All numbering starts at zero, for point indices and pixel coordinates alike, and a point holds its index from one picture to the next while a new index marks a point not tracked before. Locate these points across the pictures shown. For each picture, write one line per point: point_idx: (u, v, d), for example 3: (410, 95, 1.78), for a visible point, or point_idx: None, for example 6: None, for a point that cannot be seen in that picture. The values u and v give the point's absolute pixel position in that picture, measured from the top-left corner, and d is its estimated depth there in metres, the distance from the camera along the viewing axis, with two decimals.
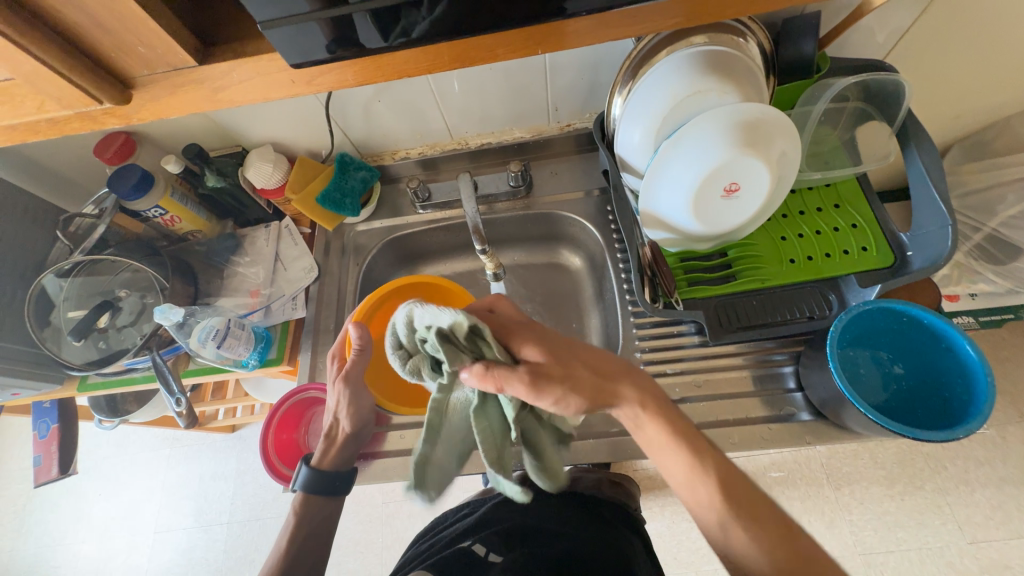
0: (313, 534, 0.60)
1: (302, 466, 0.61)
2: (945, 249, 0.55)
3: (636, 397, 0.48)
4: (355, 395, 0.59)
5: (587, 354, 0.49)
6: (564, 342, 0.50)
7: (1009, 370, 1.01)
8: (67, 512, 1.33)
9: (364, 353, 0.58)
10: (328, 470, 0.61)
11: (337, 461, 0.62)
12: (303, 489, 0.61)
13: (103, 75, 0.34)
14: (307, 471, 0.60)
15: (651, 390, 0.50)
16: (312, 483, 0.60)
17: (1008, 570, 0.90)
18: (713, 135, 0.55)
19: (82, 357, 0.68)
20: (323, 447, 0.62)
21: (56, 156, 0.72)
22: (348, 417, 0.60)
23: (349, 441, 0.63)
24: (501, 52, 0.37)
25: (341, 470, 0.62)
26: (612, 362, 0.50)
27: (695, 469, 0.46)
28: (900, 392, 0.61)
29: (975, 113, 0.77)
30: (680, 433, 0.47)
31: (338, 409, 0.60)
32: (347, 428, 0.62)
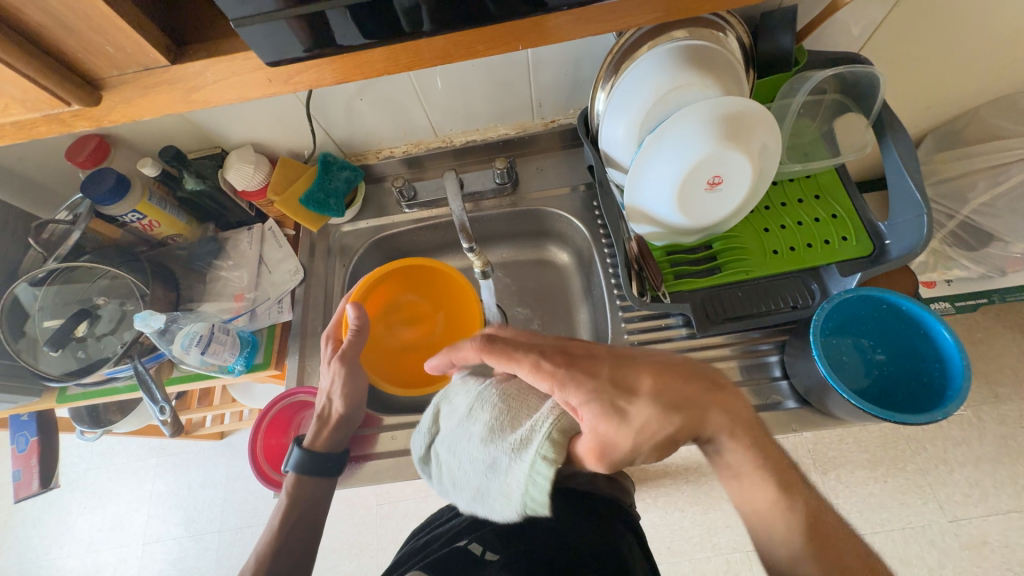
0: (304, 518, 0.60)
1: (293, 448, 0.62)
2: (921, 237, 0.57)
3: (723, 418, 0.46)
4: (351, 373, 0.63)
5: (665, 382, 0.47)
6: (637, 368, 0.48)
7: (983, 353, 1.05)
8: (51, 527, 1.29)
9: (361, 334, 0.64)
10: (319, 451, 0.62)
11: (329, 443, 0.62)
12: (294, 471, 0.61)
13: (69, 76, 0.33)
14: (297, 452, 0.60)
15: (741, 413, 0.47)
16: (302, 463, 0.60)
17: (986, 546, 0.93)
18: (696, 129, 0.55)
19: (60, 368, 0.65)
20: (315, 429, 0.63)
21: (26, 161, 0.70)
22: (340, 397, 0.62)
23: (340, 423, 0.63)
24: (482, 48, 0.36)
25: (333, 452, 0.62)
26: (692, 377, 0.48)
27: (780, 474, 0.46)
28: (882, 377, 0.63)
29: (947, 103, 0.79)
30: (758, 436, 0.47)
31: (333, 388, 0.63)
32: (339, 409, 0.63)
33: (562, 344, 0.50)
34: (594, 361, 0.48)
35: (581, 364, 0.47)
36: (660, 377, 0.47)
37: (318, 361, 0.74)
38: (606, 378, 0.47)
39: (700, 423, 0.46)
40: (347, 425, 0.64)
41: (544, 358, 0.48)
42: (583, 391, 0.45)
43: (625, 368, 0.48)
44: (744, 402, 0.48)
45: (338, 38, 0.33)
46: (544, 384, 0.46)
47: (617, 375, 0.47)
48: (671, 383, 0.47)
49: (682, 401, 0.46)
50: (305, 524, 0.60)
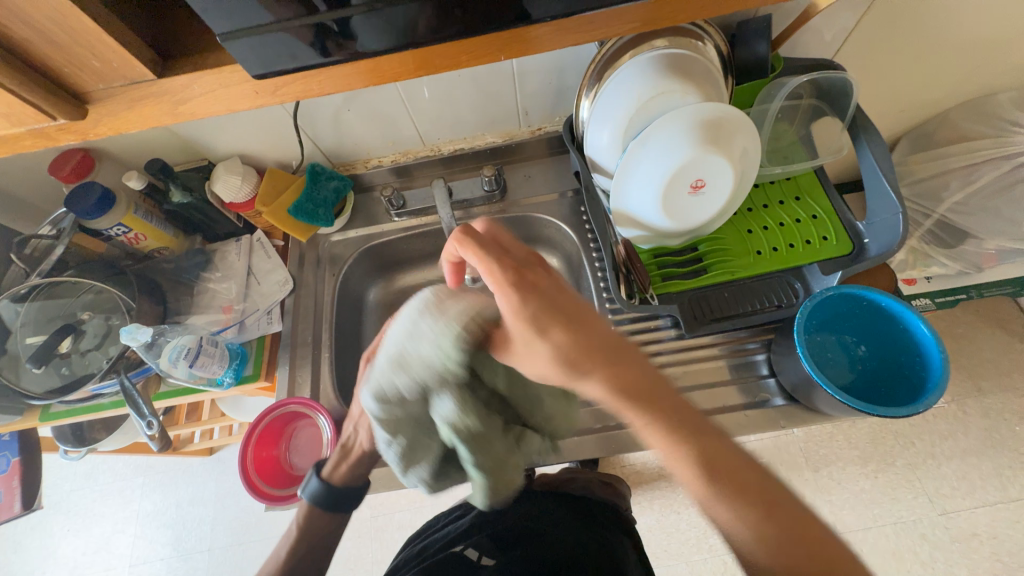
0: (314, 547, 0.57)
1: (312, 476, 0.59)
2: (897, 235, 0.59)
3: (604, 376, 0.41)
4: None
5: (580, 330, 0.43)
6: (566, 316, 0.43)
7: (965, 347, 1.08)
8: (32, 551, 1.26)
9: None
10: (338, 484, 0.58)
11: (350, 477, 0.60)
12: (309, 500, 0.58)
13: (55, 90, 0.33)
14: (315, 482, 0.58)
15: (638, 378, 0.41)
16: (319, 495, 0.58)
17: (976, 537, 0.95)
18: (678, 134, 0.56)
19: (43, 385, 0.64)
20: (336, 458, 0.60)
21: (8, 176, 0.69)
22: (365, 429, 0.58)
23: (364, 458, 0.60)
24: (465, 59, 0.37)
25: (353, 486, 0.59)
26: (598, 337, 0.42)
27: (665, 439, 0.38)
28: (866, 371, 0.64)
29: (918, 107, 0.82)
30: (658, 399, 0.40)
31: (362, 420, 0.61)
32: (366, 445, 0.60)
33: (528, 258, 0.46)
34: (546, 288, 0.44)
35: (533, 282, 0.44)
36: (576, 330, 0.43)
37: (308, 371, 0.73)
38: (538, 306, 0.43)
39: (581, 378, 0.41)
40: (371, 461, 0.61)
41: (506, 257, 0.45)
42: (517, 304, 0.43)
43: (561, 305, 0.43)
44: (661, 377, 0.42)
45: (325, 51, 0.33)
46: (492, 279, 0.45)
47: (550, 311, 0.43)
48: (584, 334, 0.42)
49: (581, 354, 0.42)
50: (317, 553, 0.57)
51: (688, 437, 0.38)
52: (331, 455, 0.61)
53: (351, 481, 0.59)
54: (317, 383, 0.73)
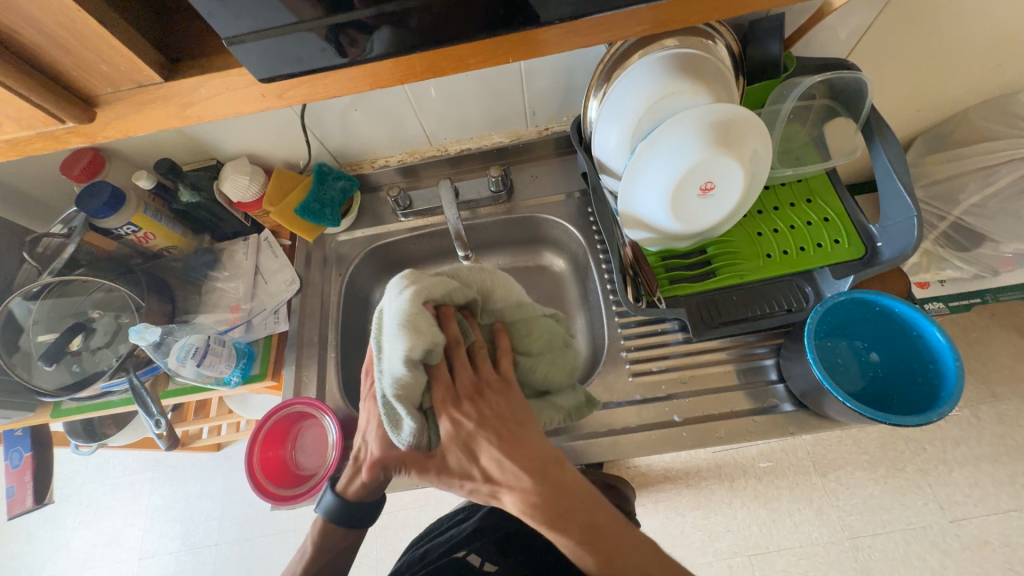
0: (332, 556, 0.61)
1: (327, 491, 0.60)
2: (912, 239, 0.57)
3: (518, 490, 0.45)
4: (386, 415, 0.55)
5: (509, 446, 0.48)
6: (498, 437, 0.49)
7: (979, 352, 1.05)
8: (45, 543, 1.28)
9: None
10: (352, 499, 0.59)
11: (366, 490, 0.59)
12: (325, 514, 0.60)
13: (64, 93, 0.33)
14: (331, 498, 0.59)
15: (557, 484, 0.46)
16: (334, 509, 0.59)
17: (988, 546, 0.93)
18: (687, 136, 0.56)
19: (55, 382, 0.65)
20: (350, 474, 0.59)
21: (21, 175, 0.70)
22: (374, 443, 0.56)
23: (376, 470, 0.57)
24: (473, 62, 0.37)
25: (366, 500, 0.60)
26: (521, 451, 0.48)
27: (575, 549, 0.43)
28: (877, 378, 0.63)
29: (936, 106, 0.80)
30: (576, 512, 0.44)
31: (369, 429, 0.56)
32: (376, 456, 0.56)
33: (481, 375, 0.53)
34: (491, 406, 0.51)
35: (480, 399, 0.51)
36: (512, 449, 0.48)
37: (314, 371, 0.74)
38: (475, 424, 0.49)
39: (504, 494, 0.47)
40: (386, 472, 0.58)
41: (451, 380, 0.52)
42: (460, 429, 0.49)
43: (497, 420, 0.50)
44: (591, 491, 0.46)
45: (340, 52, 0.33)
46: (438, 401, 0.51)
47: (491, 429, 0.49)
48: (513, 450, 0.48)
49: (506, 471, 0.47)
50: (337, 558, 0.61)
51: (598, 552, 0.42)
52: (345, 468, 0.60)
53: (367, 494, 0.59)
54: (323, 383, 0.73)
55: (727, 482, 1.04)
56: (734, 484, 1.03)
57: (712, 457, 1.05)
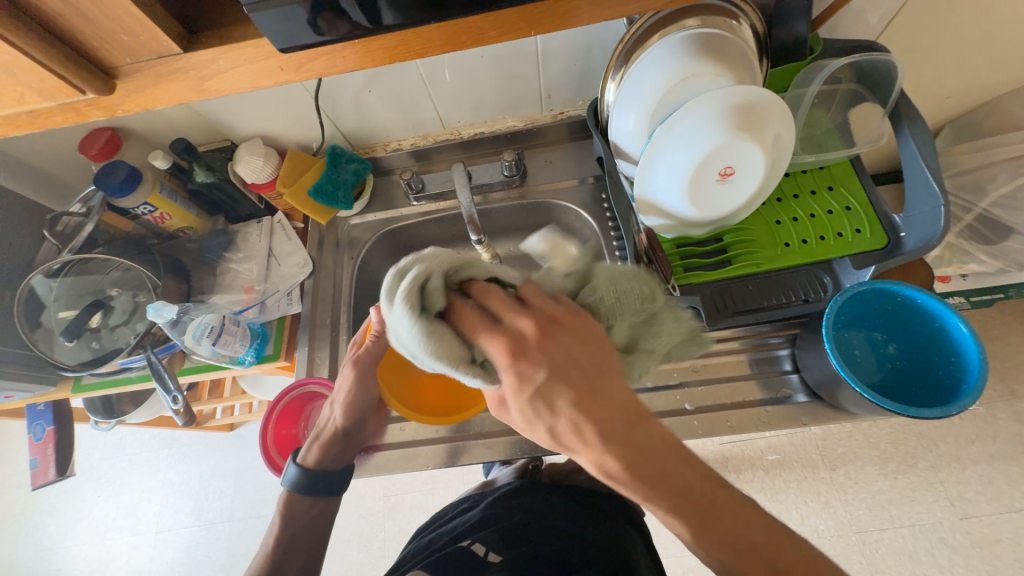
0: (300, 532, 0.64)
1: (291, 464, 0.64)
2: (937, 230, 0.56)
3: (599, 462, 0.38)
4: (359, 382, 0.61)
5: (603, 399, 0.38)
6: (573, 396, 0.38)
7: (999, 349, 1.03)
8: (66, 515, 1.32)
9: (379, 340, 0.60)
10: (313, 467, 0.63)
11: (327, 459, 0.63)
12: (291, 486, 0.63)
13: (85, 64, 0.33)
14: (292, 469, 0.63)
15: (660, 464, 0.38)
16: (298, 481, 0.63)
17: (998, 544, 0.92)
18: (706, 120, 0.54)
19: (76, 358, 0.67)
20: (313, 444, 0.64)
21: (40, 153, 0.71)
22: (340, 409, 0.61)
23: (338, 439, 0.63)
24: (492, 35, 0.36)
25: (329, 469, 0.63)
26: (622, 413, 0.38)
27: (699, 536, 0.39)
28: (895, 370, 0.62)
29: (967, 93, 0.77)
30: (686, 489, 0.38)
31: (337, 396, 0.62)
32: (338, 423, 0.62)
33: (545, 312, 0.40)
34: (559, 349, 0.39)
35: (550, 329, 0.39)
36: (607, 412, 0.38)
37: (326, 353, 0.74)
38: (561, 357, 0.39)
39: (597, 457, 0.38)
40: (346, 441, 0.64)
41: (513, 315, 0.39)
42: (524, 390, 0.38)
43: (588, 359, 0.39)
44: (696, 482, 0.39)
45: (315, 29, 0.32)
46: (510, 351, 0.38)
47: (575, 369, 0.39)
48: (605, 414, 0.38)
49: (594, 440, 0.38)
50: (306, 532, 0.64)
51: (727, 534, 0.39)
52: (307, 440, 0.65)
53: (328, 464, 0.63)
54: (335, 364, 0.74)
55: (734, 474, 1.04)
56: (741, 476, 1.03)
57: (719, 448, 1.05)
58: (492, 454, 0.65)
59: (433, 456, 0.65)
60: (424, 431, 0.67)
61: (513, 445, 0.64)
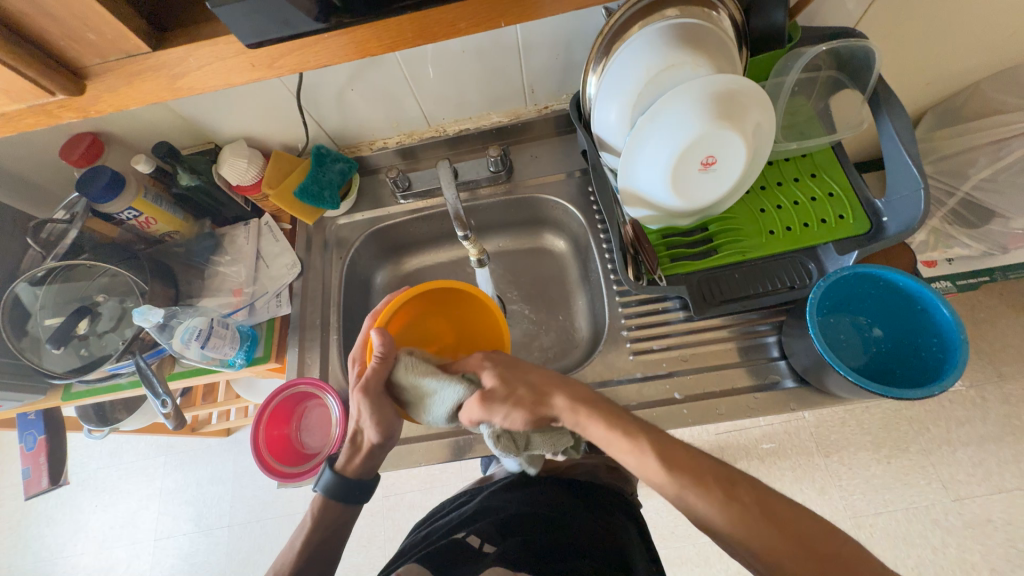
0: (325, 540, 0.58)
1: (325, 469, 0.60)
2: (918, 213, 0.56)
3: (577, 387, 0.53)
4: (377, 403, 0.55)
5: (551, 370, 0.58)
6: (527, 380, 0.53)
7: (987, 332, 1.04)
8: (64, 526, 1.31)
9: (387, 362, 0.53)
10: (349, 476, 0.59)
11: (364, 466, 0.59)
12: (322, 491, 0.59)
13: (53, 65, 0.33)
14: (329, 476, 0.59)
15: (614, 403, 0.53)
16: (332, 488, 0.59)
17: (990, 524, 0.93)
18: (687, 111, 0.55)
19: (64, 365, 0.66)
20: (348, 452, 0.59)
21: (23, 161, 0.71)
22: (371, 427, 0.56)
23: (373, 451, 0.58)
24: (464, 26, 0.36)
25: (364, 478, 0.60)
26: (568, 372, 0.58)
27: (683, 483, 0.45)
28: (880, 354, 0.63)
29: (947, 78, 0.78)
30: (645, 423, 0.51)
31: (363, 414, 0.56)
32: (373, 438, 0.57)
33: None
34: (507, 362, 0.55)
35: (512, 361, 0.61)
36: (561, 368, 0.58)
37: (316, 353, 0.74)
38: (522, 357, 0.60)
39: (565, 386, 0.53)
40: (381, 451, 0.59)
41: None
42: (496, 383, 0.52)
43: None
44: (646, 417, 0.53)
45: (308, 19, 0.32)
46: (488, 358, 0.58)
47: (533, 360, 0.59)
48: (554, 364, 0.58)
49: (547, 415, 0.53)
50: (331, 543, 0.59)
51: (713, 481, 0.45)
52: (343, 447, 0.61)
53: (366, 470, 0.60)
54: (326, 365, 0.74)
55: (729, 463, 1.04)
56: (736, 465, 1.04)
57: (714, 438, 1.06)
58: (485, 449, 0.65)
59: (425, 452, 0.65)
60: (416, 428, 0.67)
61: None
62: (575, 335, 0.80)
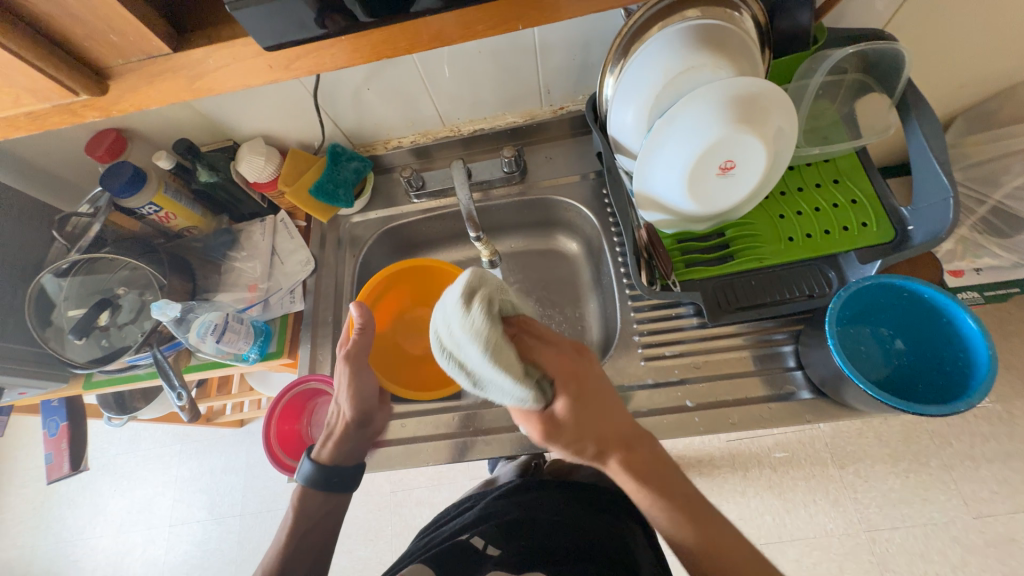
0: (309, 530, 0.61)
1: (304, 460, 0.63)
2: (947, 222, 0.54)
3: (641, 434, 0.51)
4: (355, 374, 0.63)
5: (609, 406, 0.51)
6: (607, 400, 0.51)
7: (1015, 345, 1.00)
8: (83, 509, 1.36)
9: (365, 334, 0.62)
10: (327, 463, 0.62)
11: (339, 454, 0.63)
12: (304, 481, 0.62)
13: (77, 65, 0.33)
14: (308, 466, 0.62)
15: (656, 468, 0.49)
16: (312, 475, 0.62)
17: (1014, 544, 0.90)
18: (707, 113, 0.53)
19: (86, 355, 0.68)
20: (325, 441, 0.64)
21: (50, 156, 0.73)
22: (347, 402, 0.62)
23: (350, 434, 0.63)
24: (480, 29, 0.35)
25: (345, 464, 0.63)
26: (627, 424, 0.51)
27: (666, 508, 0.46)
28: (902, 367, 0.61)
29: (981, 82, 0.75)
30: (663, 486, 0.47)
31: (341, 391, 0.64)
32: (348, 416, 0.63)
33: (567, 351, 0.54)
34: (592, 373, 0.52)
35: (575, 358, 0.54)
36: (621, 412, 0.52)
37: (328, 349, 0.75)
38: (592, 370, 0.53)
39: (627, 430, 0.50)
40: (356, 436, 0.64)
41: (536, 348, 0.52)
42: (573, 399, 0.49)
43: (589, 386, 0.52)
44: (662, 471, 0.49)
45: (321, 24, 0.32)
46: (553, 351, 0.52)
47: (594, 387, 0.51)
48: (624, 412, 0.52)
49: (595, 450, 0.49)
50: (313, 532, 0.62)
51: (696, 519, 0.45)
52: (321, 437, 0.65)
53: (343, 459, 0.63)
54: (337, 361, 0.74)
55: (740, 471, 1.03)
56: (748, 474, 1.02)
57: (726, 445, 1.04)
58: (492, 450, 0.65)
59: (433, 452, 0.65)
60: (425, 427, 0.67)
61: (514, 441, 0.64)
62: (586, 337, 0.79)
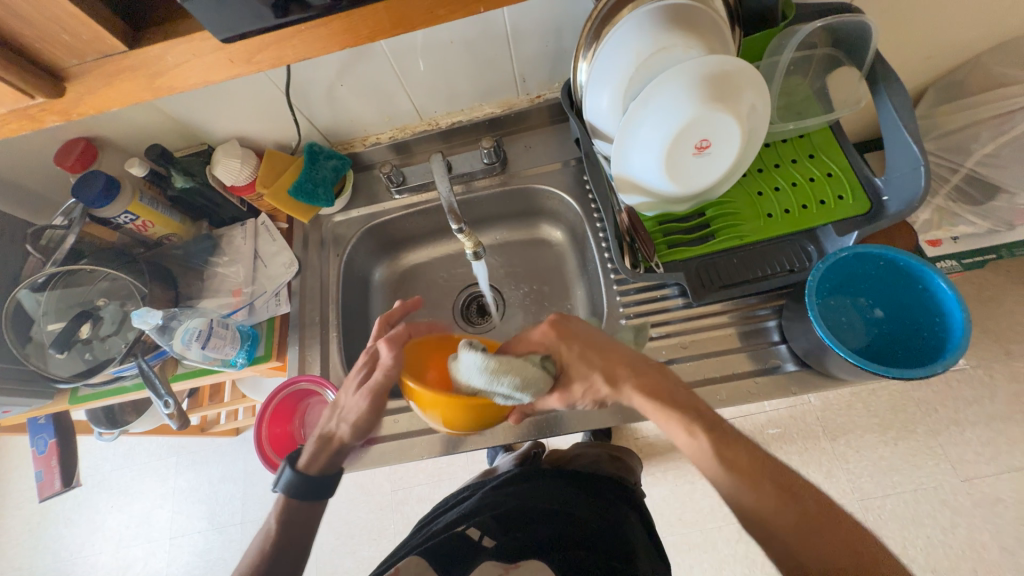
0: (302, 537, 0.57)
1: (285, 468, 0.58)
2: (918, 191, 0.55)
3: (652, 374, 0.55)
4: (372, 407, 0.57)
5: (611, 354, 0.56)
6: (602, 349, 0.55)
7: (994, 310, 1.02)
8: (81, 527, 1.34)
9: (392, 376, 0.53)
10: (312, 474, 0.58)
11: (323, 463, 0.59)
12: (284, 490, 0.58)
13: (31, 67, 0.33)
14: (289, 475, 0.57)
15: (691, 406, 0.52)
16: (293, 487, 0.57)
17: (1000, 503, 0.93)
18: (681, 93, 0.54)
19: (69, 369, 0.67)
20: (312, 451, 0.59)
21: (19, 168, 0.71)
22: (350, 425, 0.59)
23: (342, 449, 0.60)
24: (442, 13, 0.35)
25: (326, 476, 0.59)
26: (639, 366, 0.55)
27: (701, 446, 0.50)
28: (881, 335, 0.62)
29: (949, 52, 0.76)
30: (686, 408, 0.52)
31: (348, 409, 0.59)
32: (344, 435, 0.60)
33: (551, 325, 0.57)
34: (578, 330, 0.56)
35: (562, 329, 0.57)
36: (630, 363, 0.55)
37: (317, 350, 0.74)
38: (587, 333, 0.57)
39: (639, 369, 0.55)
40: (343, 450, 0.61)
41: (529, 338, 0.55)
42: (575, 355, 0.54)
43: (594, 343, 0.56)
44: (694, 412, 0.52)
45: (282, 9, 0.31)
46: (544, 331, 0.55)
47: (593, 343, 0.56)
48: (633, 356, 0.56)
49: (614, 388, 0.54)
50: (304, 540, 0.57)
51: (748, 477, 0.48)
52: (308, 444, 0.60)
53: (324, 469, 0.59)
54: (326, 361, 0.74)
55: None
56: None
57: None
58: (486, 440, 0.65)
59: (427, 445, 0.66)
60: (418, 421, 0.67)
61: (508, 430, 0.65)
62: None
